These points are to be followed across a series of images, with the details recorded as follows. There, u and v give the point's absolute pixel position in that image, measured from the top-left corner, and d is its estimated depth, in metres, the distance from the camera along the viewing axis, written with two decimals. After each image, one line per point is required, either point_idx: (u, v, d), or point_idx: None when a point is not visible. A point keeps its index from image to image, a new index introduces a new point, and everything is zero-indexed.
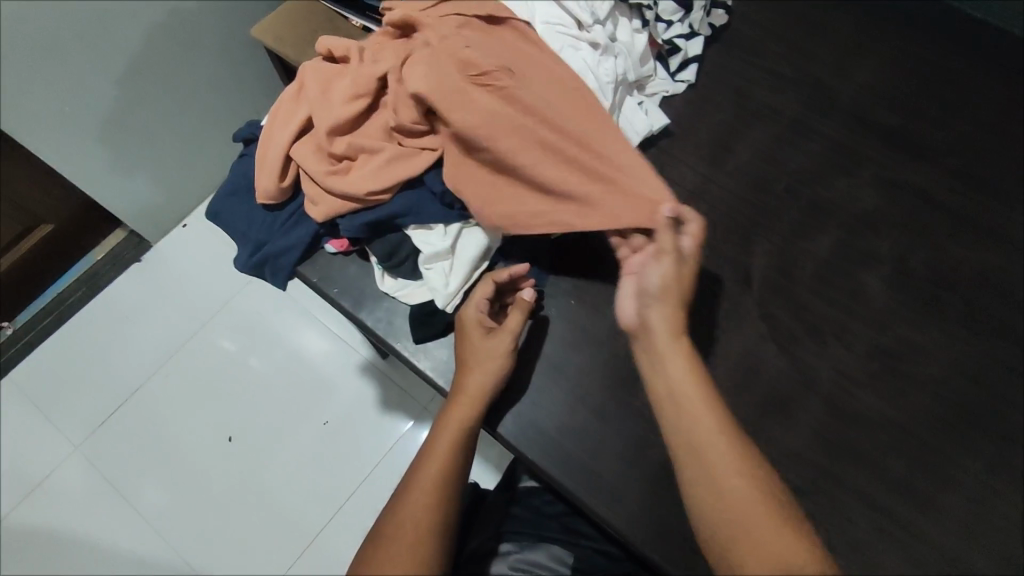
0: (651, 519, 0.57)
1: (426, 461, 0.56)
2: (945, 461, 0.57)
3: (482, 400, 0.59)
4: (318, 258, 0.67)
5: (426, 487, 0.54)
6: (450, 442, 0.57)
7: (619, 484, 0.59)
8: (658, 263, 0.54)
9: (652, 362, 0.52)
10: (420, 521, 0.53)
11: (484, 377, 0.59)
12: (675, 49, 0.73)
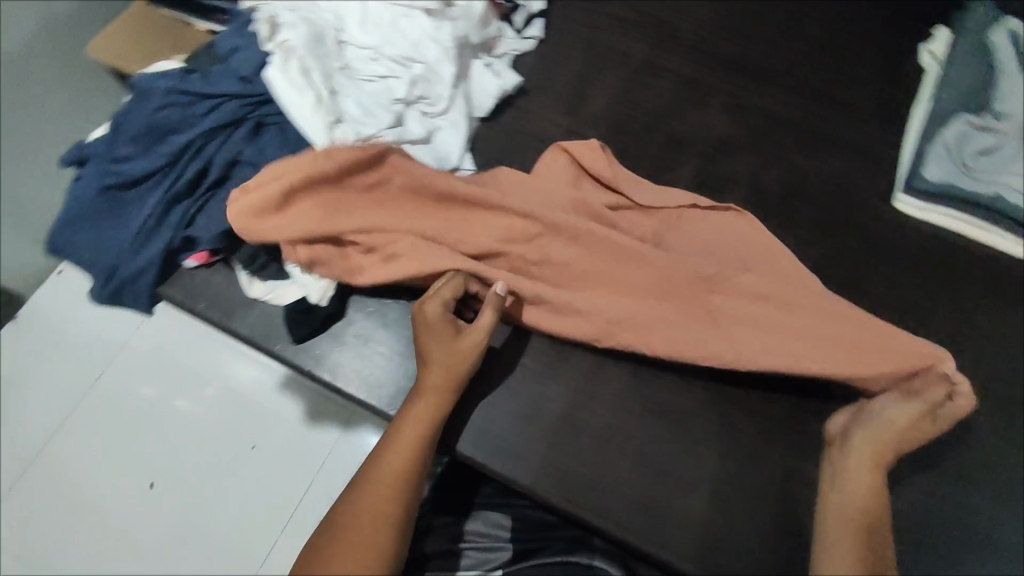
0: (627, 493, 0.58)
1: (383, 460, 0.54)
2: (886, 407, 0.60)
3: (448, 396, 0.57)
4: (180, 276, 0.65)
5: (383, 485, 0.53)
6: (411, 441, 0.55)
7: (594, 462, 0.59)
8: (907, 402, 0.57)
9: (834, 479, 0.56)
10: (375, 517, 0.52)
11: (448, 373, 0.57)
12: (517, 7, 0.76)
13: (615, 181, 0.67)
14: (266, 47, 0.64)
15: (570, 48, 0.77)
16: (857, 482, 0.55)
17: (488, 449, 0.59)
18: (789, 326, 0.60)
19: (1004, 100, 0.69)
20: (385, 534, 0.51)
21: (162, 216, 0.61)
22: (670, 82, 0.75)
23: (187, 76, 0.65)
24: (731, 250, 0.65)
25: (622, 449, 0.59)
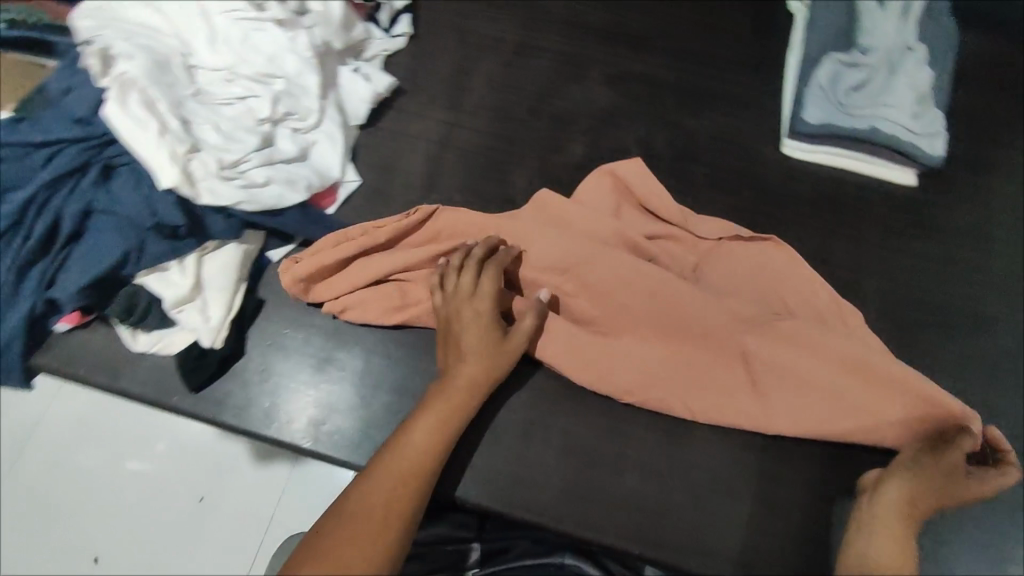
0: (640, 507, 0.66)
1: (408, 437, 0.60)
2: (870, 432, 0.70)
3: (467, 393, 0.63)
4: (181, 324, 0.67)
5: (417, 456, 0.59)
6: (432, 427, 0.61)
7: (618, 485, 0.67)
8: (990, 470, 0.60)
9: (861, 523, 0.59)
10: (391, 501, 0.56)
11: (463, 369, 0.64)
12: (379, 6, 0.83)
13: (709, 271, 0.74)
14: (103, 83, 0.64)
15: (591, 85, 0.84)
16: (896, 514, 0.58)
17: (511, 462, 0.68)
18: (844, 391, 0.67)
19: (958, 143, 0.82)
20: (404, 499, 0.57)
21: (171, 242, 0.65)
22: (539, 72, 0.85)
23: (186, 132, 0.65)
24: (773, 292, 0.72)
25: (641, 469, 0.68)
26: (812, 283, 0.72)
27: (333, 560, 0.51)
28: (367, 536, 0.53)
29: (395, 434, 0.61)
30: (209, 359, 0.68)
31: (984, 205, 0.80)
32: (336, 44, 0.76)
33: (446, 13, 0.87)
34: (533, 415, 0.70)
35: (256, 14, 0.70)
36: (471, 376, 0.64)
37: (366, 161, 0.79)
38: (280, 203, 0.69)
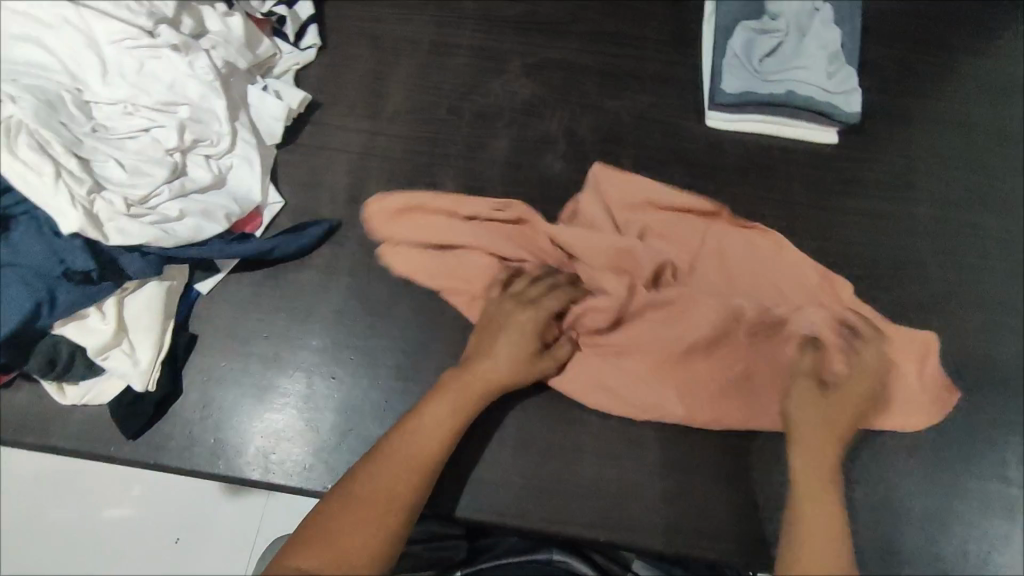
0: (596, 492, 0.67)
1: (417, 425, 0.61)
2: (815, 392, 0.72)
3: (485, 386, 0.64)
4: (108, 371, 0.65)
5: (427, 443, 0.60)
6: (445, 415, 0.61)
7: (573, 473, 0.68)
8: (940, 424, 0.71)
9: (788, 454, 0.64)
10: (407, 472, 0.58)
11: (492, 372, 0.64)
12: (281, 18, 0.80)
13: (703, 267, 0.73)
14: None
15: (510, 78, 0.83)
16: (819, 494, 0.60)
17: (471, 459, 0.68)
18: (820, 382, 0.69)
19: (872, 98, 0.84)
20: (408, 485, 0.57)
21: (85, 288, 0.62)
22: (456, 73, 0.83)
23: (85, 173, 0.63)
24: (772, 284, 0.72)
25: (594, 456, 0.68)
26: (800, 264, 0.74)
27: (343, 538, 0.53)
28: (372, 519, 0.54)
29: (407, 422, 0.61)
30: (144, 403, 0.66)
31: (906, 155, 0.81)
32: (242, 66, 0.74)
33: (355, 19, 0.85)
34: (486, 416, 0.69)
35: (149, 42, 0.67)
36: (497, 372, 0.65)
37: (289, 180, 0.77)
38: (197, 236, 0.67)
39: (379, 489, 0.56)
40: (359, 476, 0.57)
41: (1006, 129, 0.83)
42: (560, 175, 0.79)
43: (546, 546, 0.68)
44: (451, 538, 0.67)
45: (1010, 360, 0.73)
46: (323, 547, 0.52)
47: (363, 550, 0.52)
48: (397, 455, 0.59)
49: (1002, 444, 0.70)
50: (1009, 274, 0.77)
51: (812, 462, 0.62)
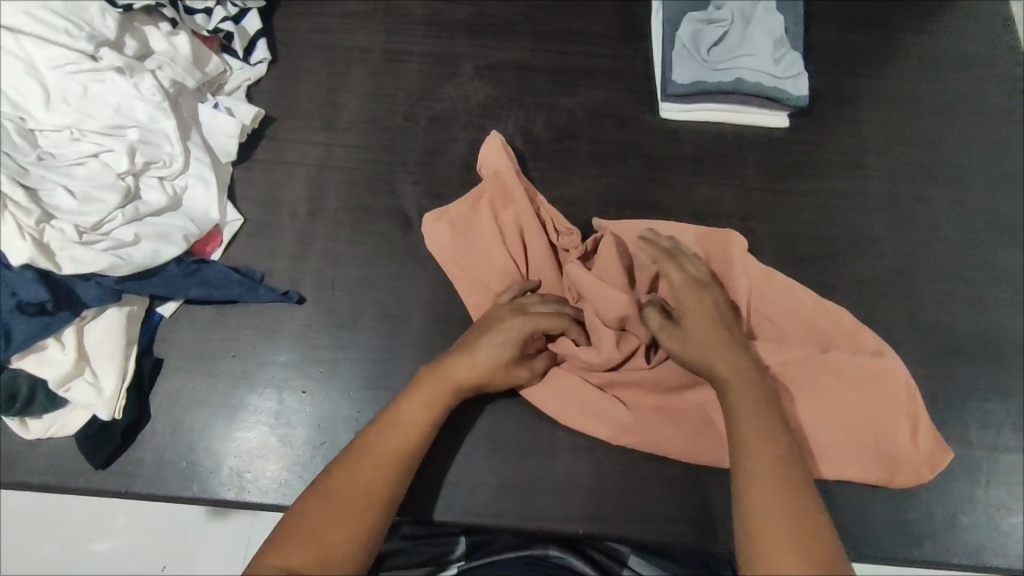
0: (573, 485, 0.68)
1: (395, 419, 0.61)
2: None
3: (462, 384, 0.63)
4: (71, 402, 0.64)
5: (405, 437, 0.60)
6: (424, 409, 0.61)
7: (548, 468, 0.68)
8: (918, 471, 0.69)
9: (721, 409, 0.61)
10: (388, 463, 0.58)
11: (469, 376, 0.63)
12: (229, 33, 0.78)
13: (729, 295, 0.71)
14: None
15: (464, 81, 0.83)
16: (754, 426, 0.57)
17: (448, 461, 0.68)
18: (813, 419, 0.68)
19: (819, 81, 0.86)
20: (388, 481, 0.58)
21: (42, 319, 0.61)
22: (409, 81, 0.83)
23: (32, 204, 0.61)
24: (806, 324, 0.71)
25: (569, 450, 0.69)
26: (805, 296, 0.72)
27: (320, 532, 0.54)
28: (351, 517, 0.55)
29: (385, 416, 0.61)
30: (112, 431, 0.65)
31: (855, 135, 0.83)
32: (191, 84, 0.74)
33: (304, 31, 0.85)
34: (459, 419, 0.69)
35: (91, 66, 0.65)
36: (473, 376, 0.63)
37: (247, 197, 0.77)
38: (154, 260, 0.66)
39: (358, 486, 0.56)
40: (335, 474, 0.57)
41: (950, 102, 0.85)
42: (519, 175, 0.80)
43: (543, 544, 0.67)
44: (447, 536, 0.70)
45: (965, 326, 0.75)
46: (303, 551, 0.52)
47: (343, 548, 0.53)
48: (380, 447, 0.59)
49: (960, 407, 0.72)
50: (961, 243, 0.79)
51: (739, 400, 0.59)
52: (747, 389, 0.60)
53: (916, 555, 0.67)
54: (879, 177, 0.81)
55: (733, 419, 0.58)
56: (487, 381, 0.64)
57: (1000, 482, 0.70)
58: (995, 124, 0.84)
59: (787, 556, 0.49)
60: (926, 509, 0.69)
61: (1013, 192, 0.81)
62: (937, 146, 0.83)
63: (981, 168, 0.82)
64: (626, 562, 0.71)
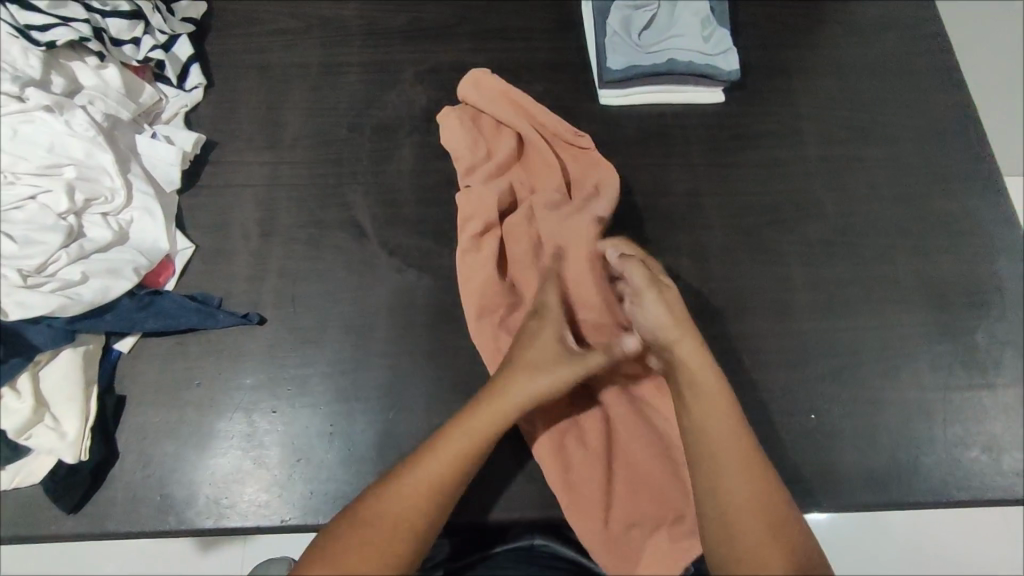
0: None
1: (441, 451, 0.59)
2: (742, 336, 0.75)
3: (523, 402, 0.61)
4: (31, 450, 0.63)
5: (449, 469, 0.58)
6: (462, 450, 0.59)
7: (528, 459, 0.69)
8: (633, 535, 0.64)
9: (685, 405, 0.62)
10: (422, 507, 0.57)
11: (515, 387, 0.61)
12: (159, 61, 0.77)
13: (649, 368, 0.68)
14: None
15: (405, 88, 0.84)
16: (727, 441, 0.60)
17: None
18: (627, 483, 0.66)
19: (749, 54, 0.88)
20: (426, 527, 0.57)
21: None
22: (349, 92, 0.83)
23: None
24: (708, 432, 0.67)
25: None
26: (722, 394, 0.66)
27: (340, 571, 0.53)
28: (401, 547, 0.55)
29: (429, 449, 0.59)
30: (79, 474, 0.64)
31: (789, 104, 0.86)
32: (125, 116, 0.73)
33: (239, 53, 0.84)
34: (432, 421, 0.70)
35: (18, 107, 0.65)
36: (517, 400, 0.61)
37: (197, 224, 0.76)
38: (105, 296, 0.65)
39: (401, 520, 0.56)
40: (367, 510, 0.56)
41: (874, 63, 0.89)
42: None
43: (529, 533, 0.68)
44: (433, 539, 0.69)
45: (910, 275, 0.79)
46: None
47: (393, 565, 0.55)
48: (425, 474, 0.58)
49: (913, 352, 0.75)
50: (897, 196, 0.82)
51: (710, 414, 0.61)
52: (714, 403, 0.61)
53: (885, 499, 0.70)
54: (816, 141, 0.85)
55: (697, 430, 0.61)
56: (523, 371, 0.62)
57: (956, 420, 0.73)
58: (918, 79, 0.88)
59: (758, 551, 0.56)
60: (892, 454, 0.72)
61: (940, 142, 0.85)
62: (868, 105, 0.87)
63: (910, 121, 0.86)
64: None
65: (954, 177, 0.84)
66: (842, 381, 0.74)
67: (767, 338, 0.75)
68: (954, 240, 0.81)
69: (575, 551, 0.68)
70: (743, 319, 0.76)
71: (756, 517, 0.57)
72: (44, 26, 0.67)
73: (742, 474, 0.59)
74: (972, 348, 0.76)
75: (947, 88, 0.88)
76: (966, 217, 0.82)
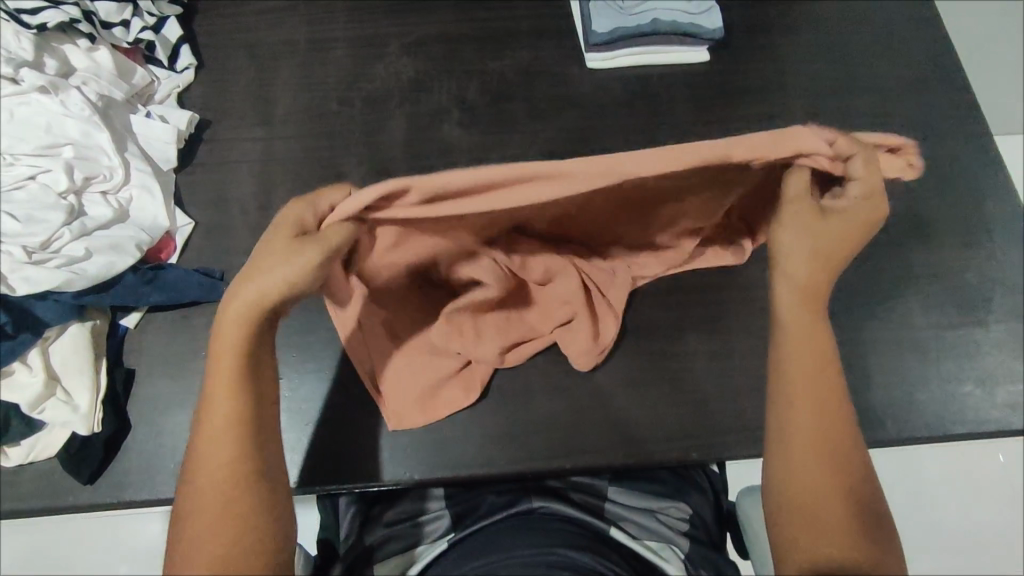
0: (560, 424, 0.71)
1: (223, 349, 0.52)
2: (741, 282, 0.76)
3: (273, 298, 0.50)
4: (44, 423, 0.64)
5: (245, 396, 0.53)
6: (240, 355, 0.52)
7: (534, 412, 0.71)
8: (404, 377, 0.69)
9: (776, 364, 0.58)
10: (232, 419, 0.51)
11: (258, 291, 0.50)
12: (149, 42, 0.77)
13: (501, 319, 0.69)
14: None
15: (393, 60, 0.85)
16: (813, 405, 0.56)
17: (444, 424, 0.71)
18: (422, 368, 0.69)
19: (732, 12, 0.89)
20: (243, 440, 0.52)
21: (4, 344, 0.62)
22: (338, 67, 0.84)
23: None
24: None
25: (551, 392, 0.72)
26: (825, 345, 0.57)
27: (207, 483, 0.51)
28: (247, 466, 0.52)
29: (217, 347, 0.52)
30: (93, 447, 0.65)
31: (774, 60, 0.87)
32: (119, 96, 0.73)
33: (227, 33, 0.85)
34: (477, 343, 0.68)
35: (14, 89, 0.66)
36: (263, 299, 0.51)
37: (196, 201, 0.77)
38: (109, 272, 0.66)
39: (227, 431, 0.51)
40: (204, 433, 0.52)
41: (856, 16, 0.90)
42: (460, 141, 0.82)
43: (526, 498, 0.67)
44: (431, 512, 0.68)
45: (898, 220, 0.80)
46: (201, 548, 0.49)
47: (231, 475, 0.51)
48: (220, 377, 0.52)
49: (904, 294, 0.77)
50: None
51: (804, 386, 0.56)
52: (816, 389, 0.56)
53: (881, 436, 0.72)
54: (800, 94, 0.86)
55: (788, 399, 0.56)
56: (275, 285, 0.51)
57: (948, 357, 0.75)
58: (899, 28, 0.89)
59: (829, 523, 0.52)
60: (888, 392, 0.73)
61: (925, 91, 0.86)
62: (851, 57, 0.88)
63: (892, 70, 0.87)
64: (606, 497, 0.72)
65: (940, 123, 0.85)
66: (835, 324, 0.75)
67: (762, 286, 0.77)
68: (942, 183, 0.82)
69: (573, 510, 0.66)
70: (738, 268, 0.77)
71: (829, 498, 0.53)
72: (34, 9, 0.68)
73: (831, 472, 0.54)
74: (962, 287, 0.78)
75: (930, 36, 0.89)
76: (951, 161, 0.83)
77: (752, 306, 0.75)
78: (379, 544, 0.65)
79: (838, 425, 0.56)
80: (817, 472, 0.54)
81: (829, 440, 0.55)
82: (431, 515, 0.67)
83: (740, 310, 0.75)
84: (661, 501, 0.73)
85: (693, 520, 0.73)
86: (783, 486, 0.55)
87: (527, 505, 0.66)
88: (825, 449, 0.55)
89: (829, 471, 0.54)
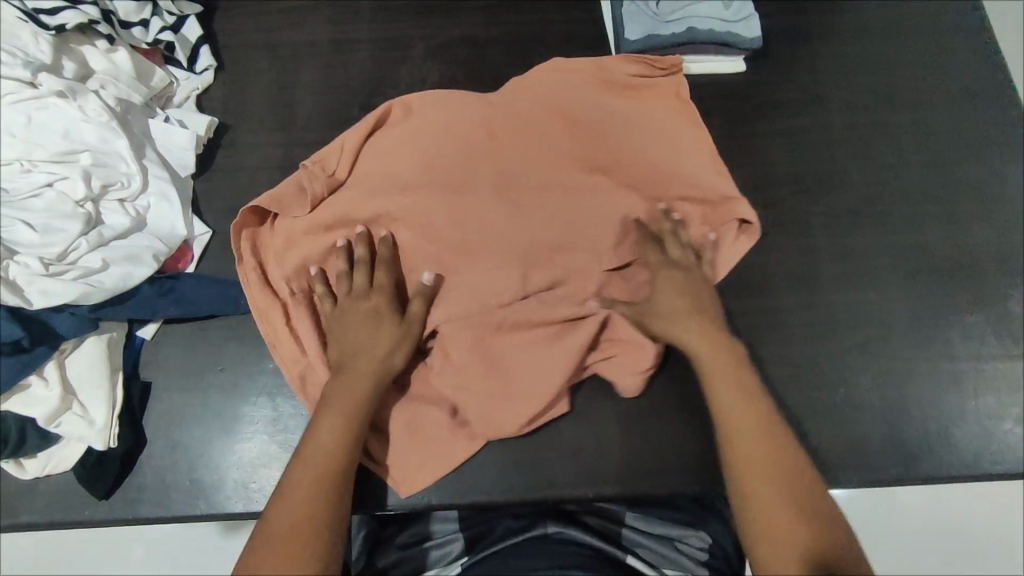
0: (585, 453, 0.69)
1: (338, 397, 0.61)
2: (771, 307, 0.74)
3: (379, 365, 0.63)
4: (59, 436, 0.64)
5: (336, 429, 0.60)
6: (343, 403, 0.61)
7: (559, 440, 0.69)
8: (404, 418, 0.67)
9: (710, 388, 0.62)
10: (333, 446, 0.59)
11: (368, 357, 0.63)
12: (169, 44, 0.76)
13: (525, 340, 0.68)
14: None
15: (417, 65, 0.82)
16: (745, 417, 0.59)
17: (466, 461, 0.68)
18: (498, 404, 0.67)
19: (771, 20, 0.85)
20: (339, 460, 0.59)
21: (19, 358, 0.61)
22: (360, 71, 0.82)
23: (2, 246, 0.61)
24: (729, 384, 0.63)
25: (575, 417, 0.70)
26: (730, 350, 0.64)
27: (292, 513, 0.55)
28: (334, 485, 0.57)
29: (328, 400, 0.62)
30: (110, 461, 0.65)
31: (813, 71, 0.83)
32: (137, 100, 0.72)
33: (247, 32, 0.83)
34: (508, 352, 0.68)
35: (32, 93, 0.63)
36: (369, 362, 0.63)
37: (214, 208, 0.76)
38: (126, 283, 0.65)
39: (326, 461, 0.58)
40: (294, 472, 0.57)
41: (903, 25, 0.86)
42: None
43: (541, 522, 0.66)
44: (447, 532, 0.69)
45: (939, 245, 0.77)
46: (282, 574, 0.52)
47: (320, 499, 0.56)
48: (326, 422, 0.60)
49: (943, 324, 0.74)
50: (926, 164, 0.80)
51: (733, 405, 0.60)
52: (756, 423, 0.59)
53: (915, 473, 0.69)
54: (840, 108, 0.82)
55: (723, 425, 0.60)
56: (393, 357, 0.64)
57: (988, 392, 0.72)
58: (947, 40, 0.85)
59: (792, 531, 0.53)
60: (923, 427, 0.70)
61: (973, 109, 0.82)
62: (896, 69, 0.84)
63: (939, 85, 0.83)
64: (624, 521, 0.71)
65: (988, 144, 0.81)
66: (870, 354, 0.73)
67: (796, 312, 0.74)
68: (988, 208, 0.78)
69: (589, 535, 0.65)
70: (770, 292, 0.74)
71: (779, 507, 0.55)
72: (53, 9, 0.66)
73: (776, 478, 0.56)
74: (1005, 319, 0.74)
75: (981, 49, 0.85)
76: (998, 184, 0.79)
77: (782, 332, 0.73)
78: (392, 567, 0.67)
79: (771, 430, 0.59)
80: (769, 484, 0.56)
81: (774, 447, 0.58)
82: (447, 537, 0.68)
83: (769, 336, 0.73)
84: (679, 528, 0.71)
85: (714, 549, 0.71)
86: (746, 511, 0.56)
87: (545, 529, 0.65)
88: (771, 461, 0.57)
89: (778, 481, 0.56)
